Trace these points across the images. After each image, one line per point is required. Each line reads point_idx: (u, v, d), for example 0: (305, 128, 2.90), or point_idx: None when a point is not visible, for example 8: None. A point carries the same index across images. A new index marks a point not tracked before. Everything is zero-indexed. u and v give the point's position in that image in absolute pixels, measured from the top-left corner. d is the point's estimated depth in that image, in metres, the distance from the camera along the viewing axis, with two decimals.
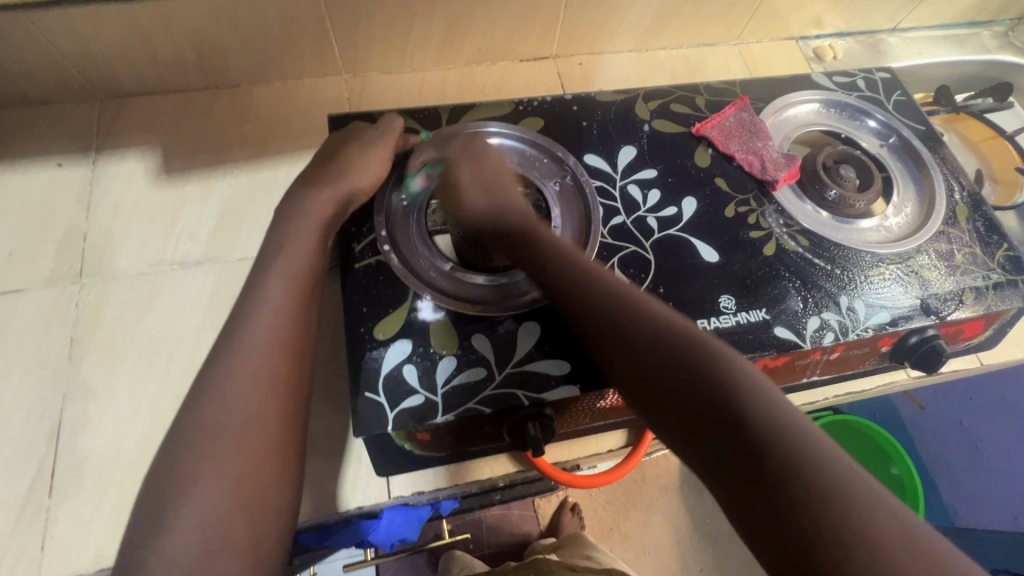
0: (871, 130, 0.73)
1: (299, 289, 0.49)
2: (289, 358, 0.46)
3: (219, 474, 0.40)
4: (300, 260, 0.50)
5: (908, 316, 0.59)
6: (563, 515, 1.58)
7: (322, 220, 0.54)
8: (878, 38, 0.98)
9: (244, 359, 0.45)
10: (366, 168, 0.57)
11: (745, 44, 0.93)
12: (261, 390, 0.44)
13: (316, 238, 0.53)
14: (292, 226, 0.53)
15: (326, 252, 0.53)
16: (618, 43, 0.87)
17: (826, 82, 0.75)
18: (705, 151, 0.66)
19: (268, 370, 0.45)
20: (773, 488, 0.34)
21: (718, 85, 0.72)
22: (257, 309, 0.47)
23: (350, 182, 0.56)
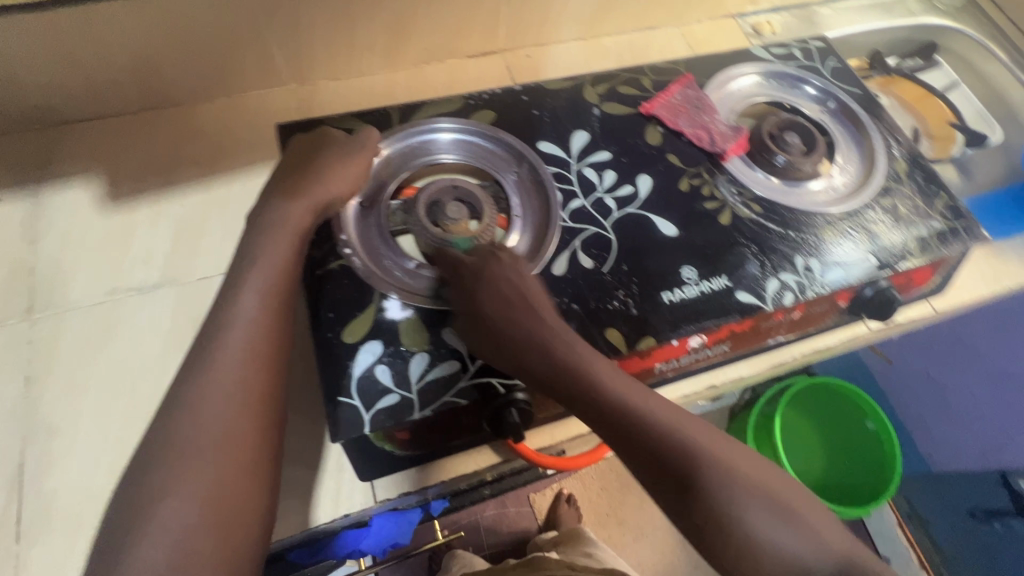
0: (811, 96, 0.75)
1: (273, 300, 0.49)
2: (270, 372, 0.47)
3: (206, 491, 0.40)
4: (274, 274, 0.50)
5: (861, 271, 0.61)
6: (560, 508, 1.58)
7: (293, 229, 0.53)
8: (811, 10, 1.02)
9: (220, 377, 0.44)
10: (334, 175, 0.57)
11: (687, 26, 0.95)
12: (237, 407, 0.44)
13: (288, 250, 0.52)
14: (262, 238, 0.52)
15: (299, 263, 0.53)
16: (564, 33, 0.88)
17: (764, 55, 0.77)
18: (655, 130, 0.68)
19: (244, 386, 0.45)
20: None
21: (663, 65, 0.74)
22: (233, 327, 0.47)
23: (317, 190, 0.55)
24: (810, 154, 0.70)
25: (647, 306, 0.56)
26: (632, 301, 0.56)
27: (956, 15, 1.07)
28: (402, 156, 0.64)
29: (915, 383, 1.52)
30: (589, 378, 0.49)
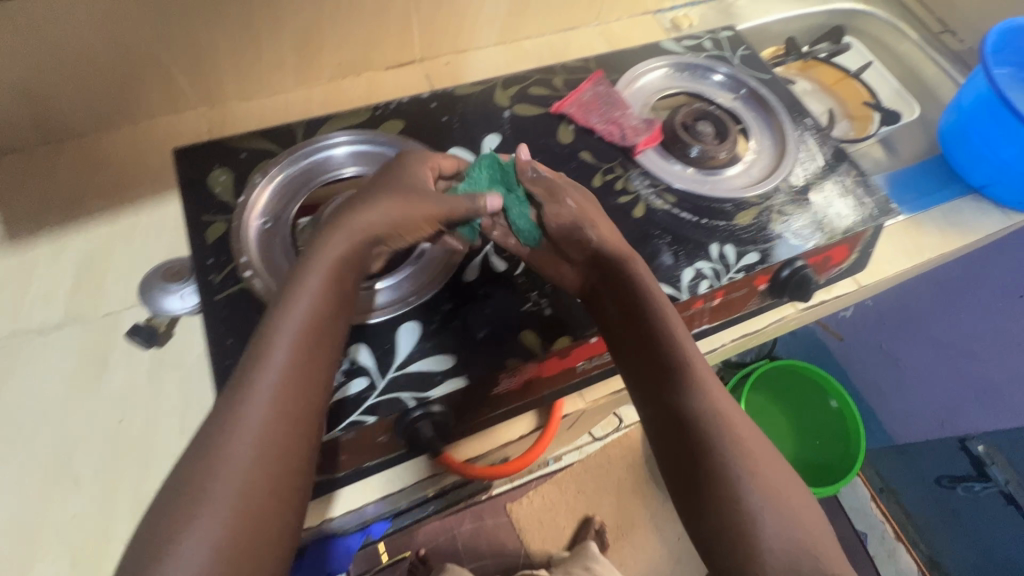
0: (723, 85, 0.76)
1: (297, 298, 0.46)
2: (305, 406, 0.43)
3: (191, 537, 0.36)
4: (311, 307, 0.45)
5: (776, 252, 0.62)
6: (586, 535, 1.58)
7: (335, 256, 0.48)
8: (727, 2, 1.04)
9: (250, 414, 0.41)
10: (375, 204, 0.51)
11: (606, 24, 0.96)
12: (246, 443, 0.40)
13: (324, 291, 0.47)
14: (297, 272, 0.47)
15: (342, 300, 0.48)
16: (481, 38, 0.88)
17: (675, 48, 0.78)
18: (567, 128, 0.67)
19: (263, 421, 0.41)
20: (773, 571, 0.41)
21: (574, 63, 0.74)
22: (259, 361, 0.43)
23: (355, 219, 0.50)
24: (721, 139, 0.71)
25: (560, 305, 0.55)
26: (545, 301, 0.55)
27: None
28: (302, 173, 0.61)
29: (871, 357, 1.55)
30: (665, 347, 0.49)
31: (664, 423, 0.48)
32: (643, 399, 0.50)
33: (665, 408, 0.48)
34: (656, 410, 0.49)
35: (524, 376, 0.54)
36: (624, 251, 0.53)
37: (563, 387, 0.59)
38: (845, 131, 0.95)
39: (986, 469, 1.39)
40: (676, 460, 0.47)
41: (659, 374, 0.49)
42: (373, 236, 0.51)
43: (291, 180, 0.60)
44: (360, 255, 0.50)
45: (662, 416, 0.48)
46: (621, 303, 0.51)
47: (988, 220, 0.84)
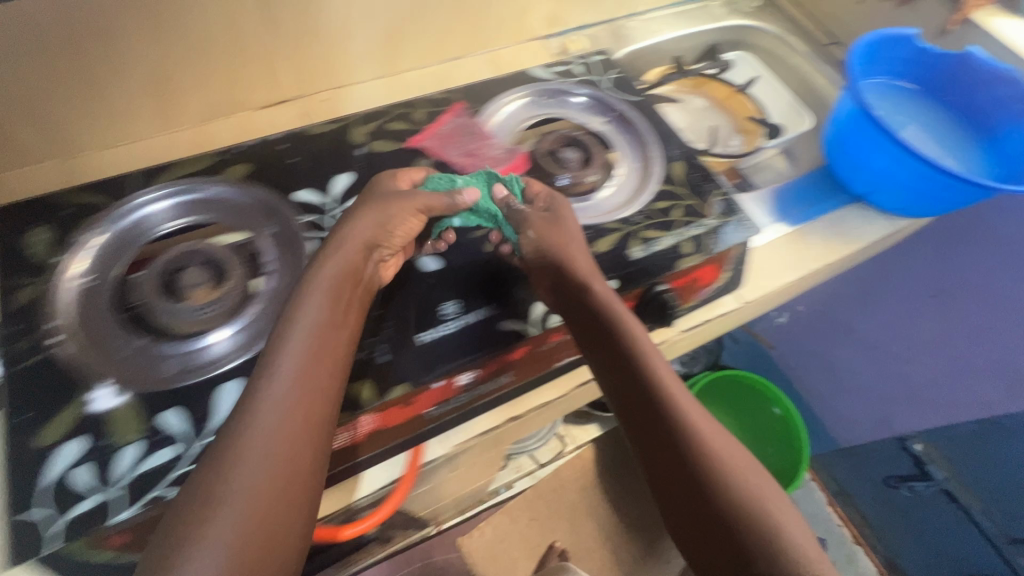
0: (594, 109, 0.76)
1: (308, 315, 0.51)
2: (309, 423, 0.46)
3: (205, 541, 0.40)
4: (312, 327, 0.50)
5: (631, 279, 0.61)
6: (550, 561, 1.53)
7: (337, 274, 0.53)
8: (618, 24, 1.05)
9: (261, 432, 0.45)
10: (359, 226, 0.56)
11: (493, 52, 0.96)
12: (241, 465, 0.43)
13: (329, 306, 0.52)
14: (300, 293, 0.52)
15: (341, 316, 0.52)
16: (359, 72, 0.87)
17: (544, 74, 0.78)
18: (423, 163, 0.66)
19: (277, 434, 0.45)
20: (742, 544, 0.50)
21: (436, 95, 0.73)
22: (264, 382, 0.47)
23: (347, 239, 0.55)
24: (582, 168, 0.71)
25: (398, 352, 0.54)
26: (384, 349, 0.54)
27: (758, 15, 1.13)
28: (130, 230, 0.58)
29: (808, 360, 1.53)
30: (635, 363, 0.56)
31: (645, 430, 0.55)
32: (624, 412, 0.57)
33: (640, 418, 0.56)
34: (635, 415, 0.56)
35: (362, 430, 0.52)
36: (590, 274, 0.58)
37: (416, 436, 0.57)
38: (736, 145, 0.94)
39: (925, 468, 1.39)
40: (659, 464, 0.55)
41: (635, 388, 0.56)
42: (362, 250, 0.55)
43: (117, 237, 0.57)
44: (356, 272, 0.55)
45: (642, 426, 0.55)
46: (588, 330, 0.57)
47: (872, 227, 0.85)
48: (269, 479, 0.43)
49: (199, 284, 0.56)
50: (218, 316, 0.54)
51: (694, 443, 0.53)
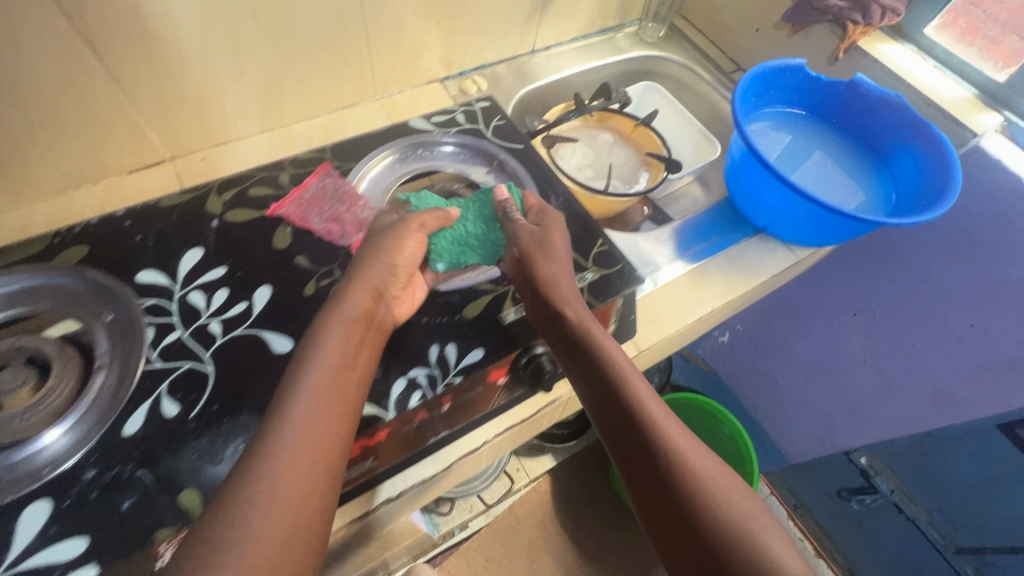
0: (476, 160, 0.74)
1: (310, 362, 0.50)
2: (315, 469, 0.46)
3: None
4: (323, 370, 0.49)
5: (504, 345, 0.58)
6: None
7: (350, 315, 0.53)
8: (521, 62, 1.04)
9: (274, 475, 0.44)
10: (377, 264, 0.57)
11: (387, 97, 0.93)
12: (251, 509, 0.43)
13: (341, 350, 0.51)
14: (315, 334, 0.52)
15: (353, 357, 0.52)
16: (241, 128, 0.83)
17: (424, 125, 0.75)
18: (284, 231, 0.62)
19: (290, 478, 0.45)
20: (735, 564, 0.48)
21: (305, 155, 0.69)
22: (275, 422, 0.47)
23: (358, 277, 0.56)
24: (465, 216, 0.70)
25: (240, 445, 0.49)
26: (228, 444, 0.49)
27: (664, 45, 1.14)
28: None
29: (750, 376, 1.52)
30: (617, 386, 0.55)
31: (622, 443, 0.55)
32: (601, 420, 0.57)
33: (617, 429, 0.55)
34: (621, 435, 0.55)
35: None
36: (569, 298, 0.58)
37: None
38: (643, 181, 0.95)
39: (872, 480, 1.37)
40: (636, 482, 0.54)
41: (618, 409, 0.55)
42: (371, 291, 0.56)
43: None
44: (371, 312, 0.55)
45: (617, 438, 0.55)
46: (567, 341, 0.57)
47: (773, 260, 0.84)
48: (279, 524, 0.43)
49: (15, 386, 0.49)
50: (41, 420, 0.48)
51: (671, 459, 0.53)
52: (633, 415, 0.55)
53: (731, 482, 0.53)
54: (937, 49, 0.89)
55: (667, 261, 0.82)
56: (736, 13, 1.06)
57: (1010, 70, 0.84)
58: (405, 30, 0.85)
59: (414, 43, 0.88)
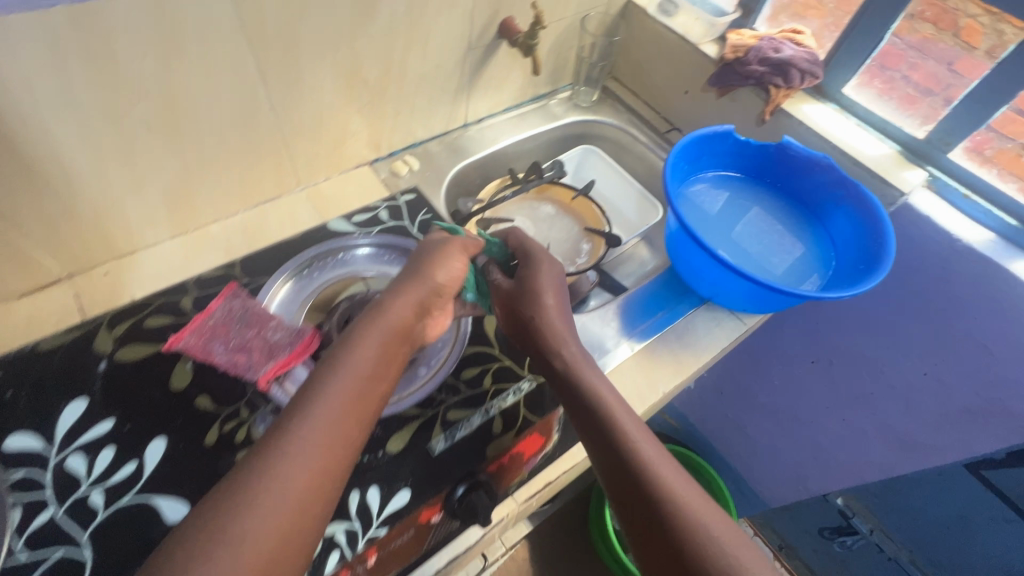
0: (400, 260, 0.69)
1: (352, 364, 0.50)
2: (326, 475, 0.45)
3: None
4: (350, 381, 0.49)
5: (433, 480, 0.54)
6: None
7: (392, 325, 0.55)
8: (454, 136, 1.02)
9: (292, 467, 0.44)
10: (427, 272, 0.59)
11: (313, 186, 0.89)
12: (262, 497, 0.42)
13: (375, 356, 0.52)
14: (353, 334, 0.53)
15: (381, 369, 0.52)
16: (149, 235, 0.77)
17: (344, 227, 0.71)
18: (183, 368, 0.56)
19: (303, 472, 0.44)
20: None
21: (211, 273, 0.64)
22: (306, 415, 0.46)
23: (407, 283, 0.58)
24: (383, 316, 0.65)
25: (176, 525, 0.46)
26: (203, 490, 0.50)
27: (597, 109, 1.14)
28: None
29: (719, 423, 1.48)
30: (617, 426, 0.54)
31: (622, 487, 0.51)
32: (600, 454, 0.53)
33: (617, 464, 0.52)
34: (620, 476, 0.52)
35: None
36: (566, 336, 0.60)
37: None
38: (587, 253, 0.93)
39: (851, 522, 1.34)
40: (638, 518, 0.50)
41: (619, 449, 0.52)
42: (415, 302, 0.57)
43: None
44: (407, 324, 0.56)
45: (620, 476, 0.51)
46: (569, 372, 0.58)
47: (720, 331, 0.82)
48: (279, 522, 0.42)
49: None
50: None
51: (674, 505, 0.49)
52: (637, 454, 0.52)
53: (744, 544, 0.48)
54: (857, 107, 0.91)
55: (614, 342, 0.79)
56: (664, 76, 1.08)
57: (929, 126, 0.85)
58: (323, 120, 0.81)
59: (335, 131, 0.84)
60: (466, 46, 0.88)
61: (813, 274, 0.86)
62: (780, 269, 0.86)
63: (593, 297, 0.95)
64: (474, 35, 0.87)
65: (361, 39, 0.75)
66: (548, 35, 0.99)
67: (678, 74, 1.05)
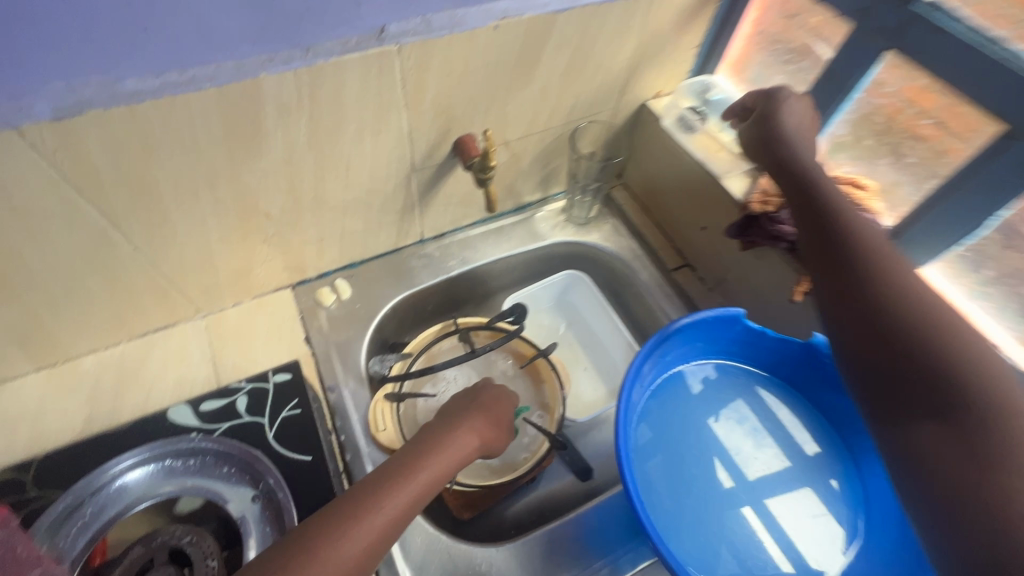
0: (236, 478, 0.54)
1: (419, 478, 0.51)
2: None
3: None
4: (409, 491, 0.49)
5: None
6: None
7: (455, 456, 0.54)
8: (405, 254, 0.84)
9: (367, 526, 0.46)
10: (484, 419, 0.60)
11: (216, 314, 0.76)
12: (330, 545, 0.44)
13: (438, 481, 0.52)
14: (420, 452, 0.53)
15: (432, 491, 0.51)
16: (3, 372, 0.66)
17: (184, 418, 0.56)
18: None
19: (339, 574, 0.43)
20: (983, 431, 0.41)
21: (0, 475, 0.52)
22: (392, 487, 0.49)
23: (468, 420, 0.59)
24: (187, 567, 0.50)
25: None
26: None
27: (594, 226, 0.92)
28: None
29: None
30: (842, 227, 0.57)
31: (839, 268, 0.55)
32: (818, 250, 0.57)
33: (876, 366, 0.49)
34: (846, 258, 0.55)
35: None
36: (803, 147, 0.64)
37: None
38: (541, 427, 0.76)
39: None
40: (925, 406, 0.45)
41: (847, 247, 0.55)
42: (475, 437, 0.58)
43: None
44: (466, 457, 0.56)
45: (851, 261, 0.54)
46: (821, 221, 0.58)
47: None
48: None
49: None
50: None
51: (897, 294, 0.51)
52: (868, 247, 0.55)
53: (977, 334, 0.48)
54: None
55: None
56: (678, 203, 0.85)
57: None
58: (218, 254, 0.67)
59: (237, 262, 0.70)
60: (408, 167, 0.71)
61: (837, 474, 0.67)
62: (810, 451, 0.68)
63: (548, 474, 0.76)
64: (417, 156, 0.70)
65: (248, 176, 0.60)
66: (528, 145, 0.80)
67: (694, 207, 0.82)
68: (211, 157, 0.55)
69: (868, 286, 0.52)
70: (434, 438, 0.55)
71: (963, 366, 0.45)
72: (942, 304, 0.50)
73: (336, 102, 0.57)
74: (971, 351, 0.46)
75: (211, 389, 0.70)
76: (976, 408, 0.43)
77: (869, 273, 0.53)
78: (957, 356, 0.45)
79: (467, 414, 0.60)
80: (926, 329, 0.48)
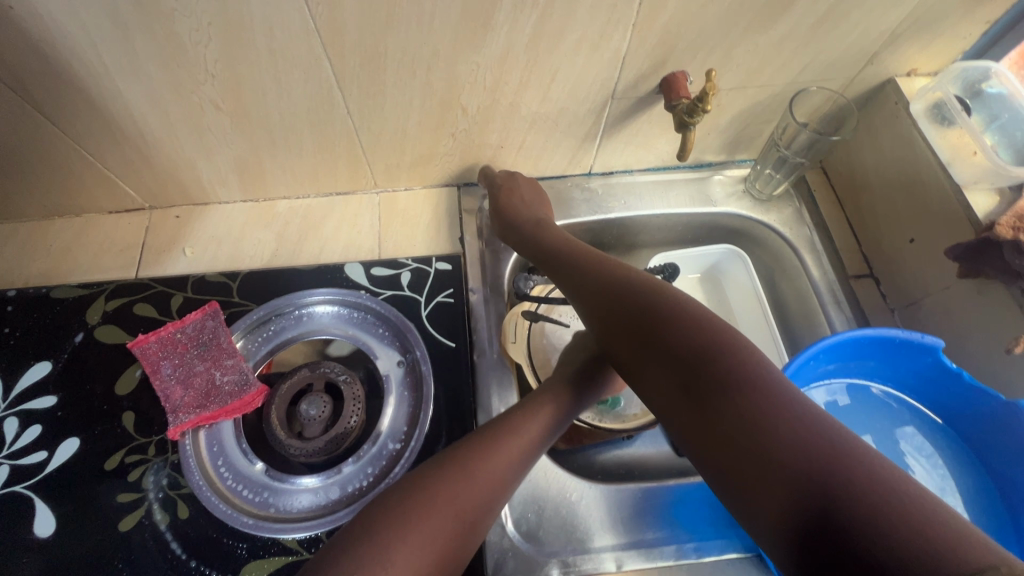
0: (390, 342, 0.60)
1: (545, 411, 0.54)
2: (497, 491, 0.45)
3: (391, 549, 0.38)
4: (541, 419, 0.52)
5: None
6: None
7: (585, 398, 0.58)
8: (569, 183, 0.84)
9: (508, 444, 0.48)
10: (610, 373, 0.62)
11: (389, 192, 0.81)
12: (480, 462, 0.46)
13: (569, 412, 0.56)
14: (534, 397, 0.55)
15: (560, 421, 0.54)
16: (221, 194, 0.78)
17: (358, 276, 0.63)
18: (132, 374, 0.56)
19: (488, 483, 0.45)
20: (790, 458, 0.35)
21: (214, 277, 0.62)
22: (524, 412, 0.52)
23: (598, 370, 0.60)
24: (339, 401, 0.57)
25: (188, 468, 0.51)
26: (175, 452, 0.52)
27: (773, 205, 0.83)
28: None
29: None
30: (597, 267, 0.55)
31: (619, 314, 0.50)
32: (604, 292, 0.52)
33: (667, 384, 0.44)
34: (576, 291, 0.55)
35: None
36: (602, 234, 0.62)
37: None
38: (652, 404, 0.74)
39: None
40: (798, 437, 0.36)
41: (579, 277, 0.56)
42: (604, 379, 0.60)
43: None
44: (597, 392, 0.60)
45: (620, 305, 0.50)
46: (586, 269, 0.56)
47: None
48: (458, 510, 0.42)
49: None
50: None
51: (645, 322, 0.47)
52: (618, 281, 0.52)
53: (733, 370, 0.41)
54: None
55: (605, 545, 0.60)
56: (890, 205, 0.73)
57: None
58: (409, 137, 0.71)
59: (422, 148, 0.73)
60: (609, 94, 0.68)
61: None
62: None
63: (645, 436, 0.75)
64: (622, 83, 0.66)
65: (462, 66, 0.61)
66: (738, 99, 0.72)
67: (913, 211, 0.70)
68: (438, 41, 0.57)
69: (637, 321, 0.48)
70: (542, 393, 0.55)
71: (741, 394, 0.39)
72: (719, 327, 0.44)
73: (569, 8, 0.55)
74: (738, 383, 0.40)
75: (372, 258, 0.76)
76: (797, 437, 0.36)
77: (626, 311, 0.49)
78: (734, 377, 0.40)
79: (587, 378, 0.59)
80: (704, 352, 0.43)
